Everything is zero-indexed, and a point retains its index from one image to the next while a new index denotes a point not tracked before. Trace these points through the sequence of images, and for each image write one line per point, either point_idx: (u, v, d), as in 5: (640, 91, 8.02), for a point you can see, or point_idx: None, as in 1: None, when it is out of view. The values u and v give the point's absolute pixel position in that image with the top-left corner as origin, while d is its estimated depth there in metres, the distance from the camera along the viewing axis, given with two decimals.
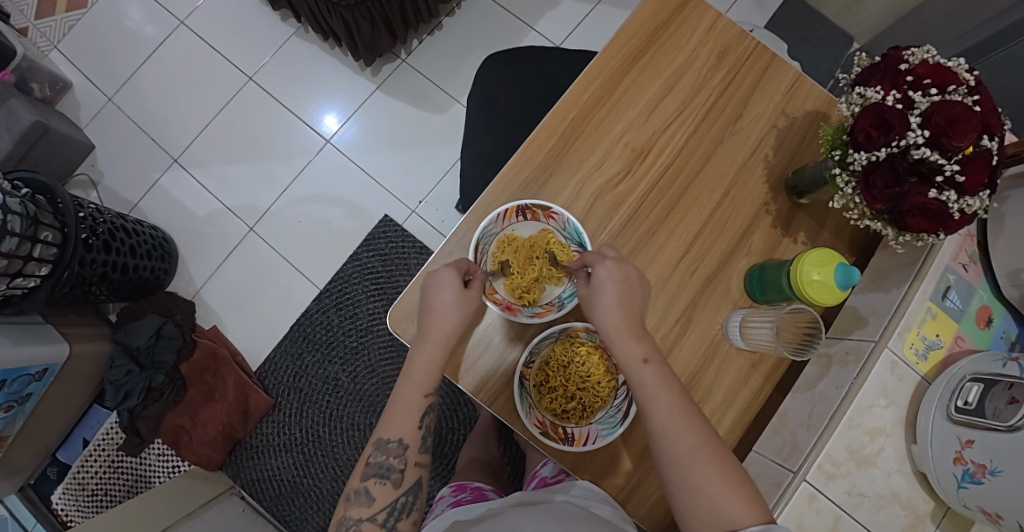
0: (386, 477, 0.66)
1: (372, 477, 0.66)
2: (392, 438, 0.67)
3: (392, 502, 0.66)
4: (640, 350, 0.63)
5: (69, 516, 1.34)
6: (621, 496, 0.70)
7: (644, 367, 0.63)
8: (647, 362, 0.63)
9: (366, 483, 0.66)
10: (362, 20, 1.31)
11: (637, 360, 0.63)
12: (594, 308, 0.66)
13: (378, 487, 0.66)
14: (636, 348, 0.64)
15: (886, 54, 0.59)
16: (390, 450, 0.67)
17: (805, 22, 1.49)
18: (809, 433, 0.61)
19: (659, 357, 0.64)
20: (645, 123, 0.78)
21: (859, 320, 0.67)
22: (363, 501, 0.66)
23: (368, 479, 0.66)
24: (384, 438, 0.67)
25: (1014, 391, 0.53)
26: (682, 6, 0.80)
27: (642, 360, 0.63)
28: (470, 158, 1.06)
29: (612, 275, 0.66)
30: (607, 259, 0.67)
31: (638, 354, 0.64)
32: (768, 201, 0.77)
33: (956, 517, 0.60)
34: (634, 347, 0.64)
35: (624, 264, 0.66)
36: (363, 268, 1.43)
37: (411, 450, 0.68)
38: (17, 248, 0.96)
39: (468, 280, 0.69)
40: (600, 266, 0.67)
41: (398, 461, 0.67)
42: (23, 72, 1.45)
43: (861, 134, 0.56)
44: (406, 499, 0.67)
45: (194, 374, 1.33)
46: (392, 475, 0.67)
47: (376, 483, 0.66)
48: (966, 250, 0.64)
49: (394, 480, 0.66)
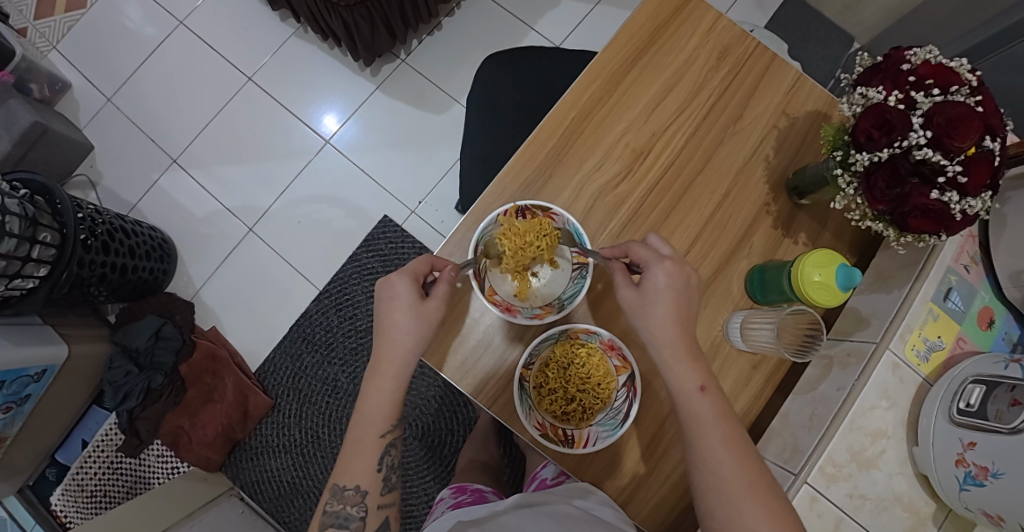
0: (346, 526, 0.66)
1: (331, 526, 0.65)
2: (348, 485, 0.66)
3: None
4: (696, 377, 0.63)
5: (68, 517, 1.33)
6: (622, 498, 0.70)
7: (701, 395, 0.62)
8: (703, 390, 0.62)
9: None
10: (362, 20, 1.31)
11: (692, 387, 0.62)
12: (644, 309, 0.65)
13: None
14: (692, 374, 0.63)
15: (887, 54, 0.59)
16: (347, 498, 0.66)
17: (806, 22, 1.48)
18: (810, 434, 0.61)
19: (715, 384, 0.63)
20: (645, 123, 0.77)
21: (860, 321, 0.67)
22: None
23: (327, 529, 0.66)
24: (341, 485, 0.66)
25: (1016, 393, 0.52)
26: (683, 5, 0.80)
27: (698, 389, 0.62)
28: (470, 159, 1.06)
29: (670, 280, 0.65)
30: (664, 259, 0.65)
31: (694, 382, 0.63)
32: (769, 201, 0.77)
33: (958, 519, 0.60)
34: (690, 373, 0.63)
35: (680, 266, 0.65)
36: (363, 269, 1.43)
37: (370, 496, 0.67)
38: (16, 249, 0.96)
39: (434, 275, 0.69)
40: (654, 267, 0.65)
41: (357, 509, 0.66)
42: (23, 73, 1.45)
43: (863, 135, 0.56)
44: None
45: (193, 374, 1.33)
46: (352, 524, 0.66)
47: None
48: (968, 251, 0.64)
49: (354, 529, 0.66)
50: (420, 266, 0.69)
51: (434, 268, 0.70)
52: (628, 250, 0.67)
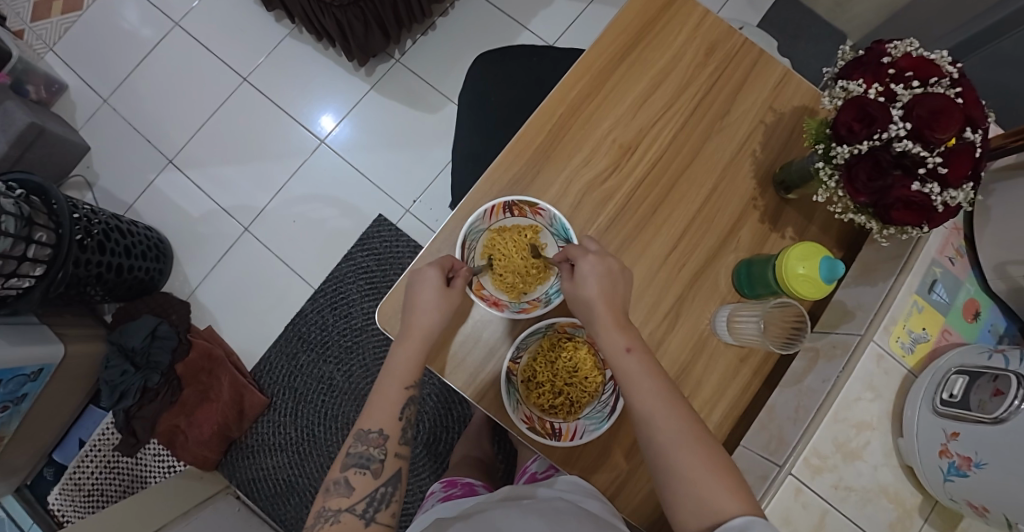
0: (366, 467, 0.67)
1: (353, 467, 0.67)
2: (372, 429, 0.68)
3: (372, 492, 0.66)
4: (623, 340, 0.63)
5: (65, 516, 1.34)
6: (610, 491, 0.70)
7: (628, 355, 0.62)
8: (630, 351, 0.63)
9: (347, 474, 0.66)
10: (355, 20, 1.32)
11: (619, 348, 0.63)
12: (592, 304, 0.65)
13: (357, 478, 0.66)
14: (619, 337, 0.63)
15: (869, 48, 0.59)
16: (371, 441, 0.68)
17: (798, 20, 1.49)
18: (795, 426, 0.61)
19: (646, 349, 0.64)
20: (633, 119, 0.78)
21: (846, 314, 0.67)
22: (343, 491, 0.65)
23: (348, 470, 0.67)
24: (364, 429, 0.68)
25: (998, 383, 0.52)
26: (670, 4, 0.80)
27: (624, 349, 0.63)
28: (461, 157, 1.06)
29: (603, 263, 0.66)
30: (589, 253, 0.66)
31: (621, 344, 0.63)
32: (756, 196, 0.77)
33: (945, 511, 0.60)
34: (617, 336, 0.63)
35: (599, 258, 0.66)
36: (357, 268, 1.43)
37: (390, 440, 0.68)
38: (11, 248, 0.96)
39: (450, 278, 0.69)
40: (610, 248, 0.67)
41: (378, 451, 0.68)
42: (20, 75, 1.46)
43: (844, 127, 0.57)
44: (386, 489, 0.67)
45: (189, 374, 1.35)
46: (372, 465, 0.67)
47: (356, 473, 0.66)
48: (953, 244, 0.64)
49: (374, 470, 0.67)
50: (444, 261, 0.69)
51: (455, 270, 0.70)
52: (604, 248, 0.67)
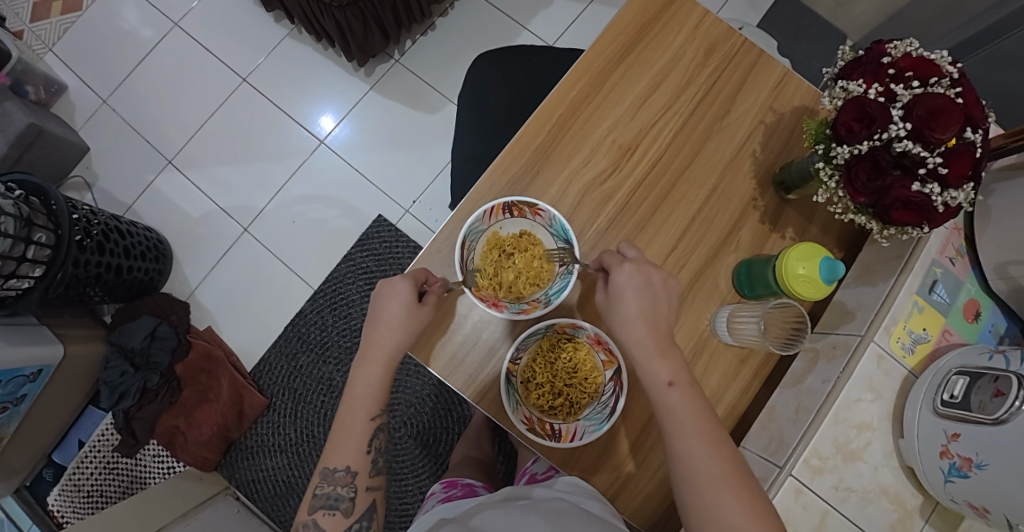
0: (335, 507, 0.67)
1: (321, 510, 0.67)
2: (338, 468, 0.67)
3: (343, 529, 0.67)
4: (665, 372, 0.62)
5: (64, 517, 1.34)
6: (611, 491, 0.70)
7: (670, 390, 0.61)
8: (673, 385, 0.62)
9: (315, 515, 0.67)
10: (355, 21, 1.32)
11: (663, 383, 0.62)
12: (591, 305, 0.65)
13: (326, 519, 0.67)
14: (662, 369, 0.62)
15: (869, 48, 0.59)
16: (338, 479, 0.67)
17: (799, 20, 1.49)
18: (796, 427, 0.61)
19: (665, 351, 0.63)
20: (632, 119, 0.78)
21: (846, 314, 0.67)
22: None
23: (316, 512, 0.67)
24: (330, 468, 0.67)
25: (999, 383, 0.52)
26: (669, 4, 0.80)
27: (667, 384, 0.62)
28: (461, 157, 1.06)
29: (628, 266, 0.66)
30: (626, 263, 0.66)
31: (663, 377, 0.62)
32: (757, 197, 0.77)
33: (945, 513, 0.60)
34: (635, 337, 0.64)
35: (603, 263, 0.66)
36: (357, 268, 1.43)
37: (359, 476, 0.68)
38: (11, 249, 0.96)
39: (426, 288, 0.69)
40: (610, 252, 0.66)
41: (347, 490, 0.68)
42: (18, 75, 1.46)
43: (843, 127, 0.56)
44: (359, 525, 0.68)
45: (189, 375, 1.35)
46: (341, 504, 0.67)
47: (325, 515, 0.67)
48: (953, 244, 0.64)
49: (343, 509, 0.67)
50: (417, 274, 0.69)
51: (430, 283, 0.70)
52: (612, 257, 0.67)
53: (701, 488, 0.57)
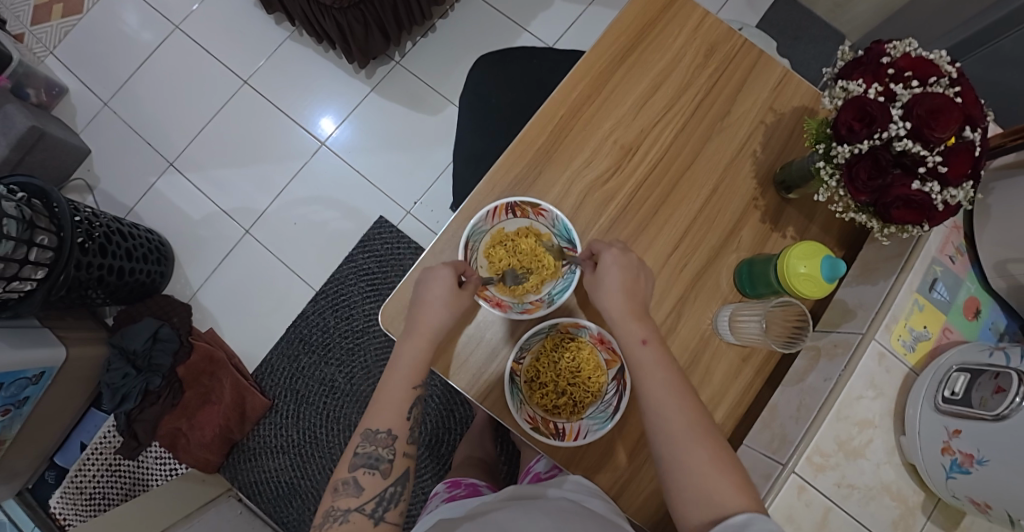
0: (375, 467, 0.67)
1: (362, 466, 0.67)
2: (381, 429, 0.68)
3: (381, 492, 0.66)
4: (639, 331, 0.65)
5: (68, 519, 1.34)
6: (614, 490, 0.71)
7: (644, 347, 0.64)
8: (645, 342, 0.65)
9: (355, 473, 0.66)
10: (356, 23, 1.32)
11: (636, 340, 0.65)
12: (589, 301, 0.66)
13: (367, 478, 0.66)
14: (636, 329, 0.65)
15: (868, 48, 0.59)
16: (379, 440, 0.68)
17: (797, 21, 1.50)
18: (797, 425, 0.62)
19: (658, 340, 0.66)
20: (633, 120, 0.78)
21: (847, 313, 0.67)
22: (352, 491, 0.66)
23: (357, 469, 0.66)
24: (372, 428, 0.68)
25: (1000, 380, 0.52)
26: (669, 4, 0.80)
27: (640, 341, 0.65)
28: (463, 157, 1.07)
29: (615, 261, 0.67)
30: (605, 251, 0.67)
31: (637, 336, 0.65)
32: (757, 196, 0.77)
33: (947, 509, 0.60)
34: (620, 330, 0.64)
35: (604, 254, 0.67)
36: (359, 269, 1.44)
37: (400, 440, 0.68)
38: (13, 252, 0.97)
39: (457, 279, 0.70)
40: None
41: (387, 451, 0.68)
42: (20, 78, 1.47)
43: (844, 127, 0.57)
44: (395, 489, 0.67)
45: (190, 376, 1.34)
46: (381, 465, 0.67)
47: (365, 472, 0.66)
48: (953, 242, 0.65)
49: (383, 470, 0.67)
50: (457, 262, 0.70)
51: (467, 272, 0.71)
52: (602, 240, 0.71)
53: (698, 483, 0.57)
